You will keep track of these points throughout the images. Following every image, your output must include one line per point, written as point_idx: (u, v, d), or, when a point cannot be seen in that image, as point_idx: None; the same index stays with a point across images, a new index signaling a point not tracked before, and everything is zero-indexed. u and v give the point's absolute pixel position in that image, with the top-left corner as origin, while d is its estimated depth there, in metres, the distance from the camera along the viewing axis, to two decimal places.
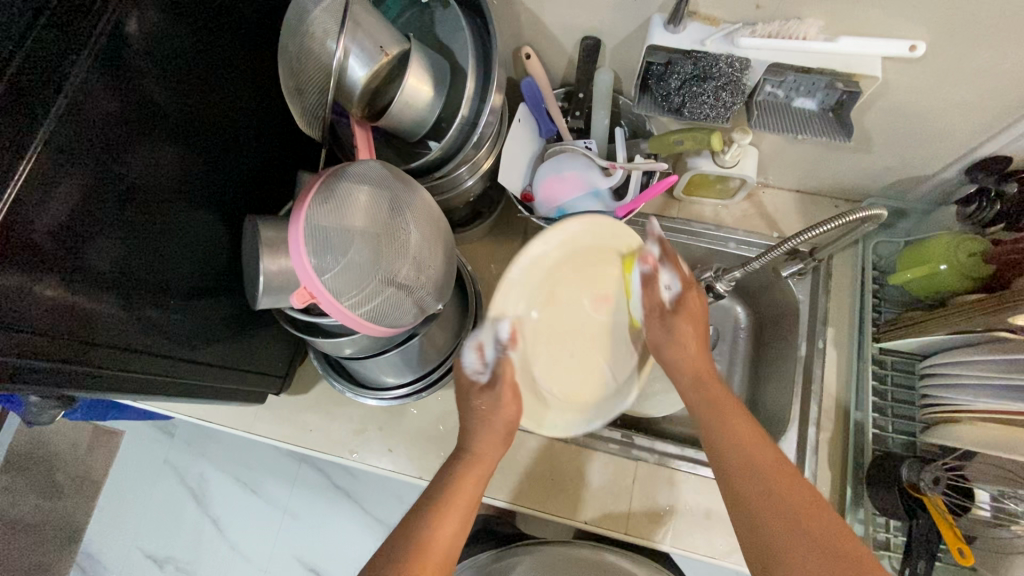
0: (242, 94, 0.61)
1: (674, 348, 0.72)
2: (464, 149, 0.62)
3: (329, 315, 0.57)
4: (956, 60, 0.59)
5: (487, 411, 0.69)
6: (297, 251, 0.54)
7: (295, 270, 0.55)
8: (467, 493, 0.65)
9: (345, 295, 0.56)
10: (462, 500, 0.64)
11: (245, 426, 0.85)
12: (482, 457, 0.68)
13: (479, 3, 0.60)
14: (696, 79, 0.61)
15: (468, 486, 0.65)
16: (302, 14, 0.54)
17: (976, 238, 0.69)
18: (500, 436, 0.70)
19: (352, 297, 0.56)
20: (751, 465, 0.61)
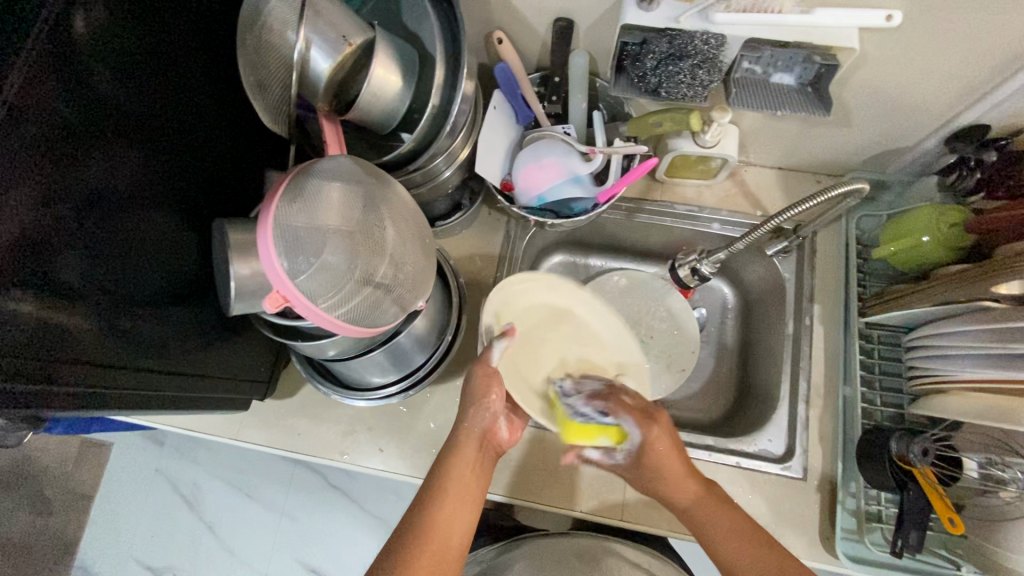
0: (202, 91, 0.58)
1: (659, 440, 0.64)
2: (437, 140, 0.60)
3: (307, 319, 0.55)
4: (934, 27, 0.58)
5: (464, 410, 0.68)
6: (266, 253, 0.52)
7: (266, 274, 0.53)
8: (459, 492, 0.65)
9: (321, 296, 0.54)
10: (456, 488, 0.64)
11: (232, 434, 0.83)
12: (466, 440, 0.67)
13: None
14: (672, 59, 0.60)
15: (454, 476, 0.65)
16: (257, 6, 0.51)
17: (958, 208, 0.69)
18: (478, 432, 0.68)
19: (329, 299, 0.55)
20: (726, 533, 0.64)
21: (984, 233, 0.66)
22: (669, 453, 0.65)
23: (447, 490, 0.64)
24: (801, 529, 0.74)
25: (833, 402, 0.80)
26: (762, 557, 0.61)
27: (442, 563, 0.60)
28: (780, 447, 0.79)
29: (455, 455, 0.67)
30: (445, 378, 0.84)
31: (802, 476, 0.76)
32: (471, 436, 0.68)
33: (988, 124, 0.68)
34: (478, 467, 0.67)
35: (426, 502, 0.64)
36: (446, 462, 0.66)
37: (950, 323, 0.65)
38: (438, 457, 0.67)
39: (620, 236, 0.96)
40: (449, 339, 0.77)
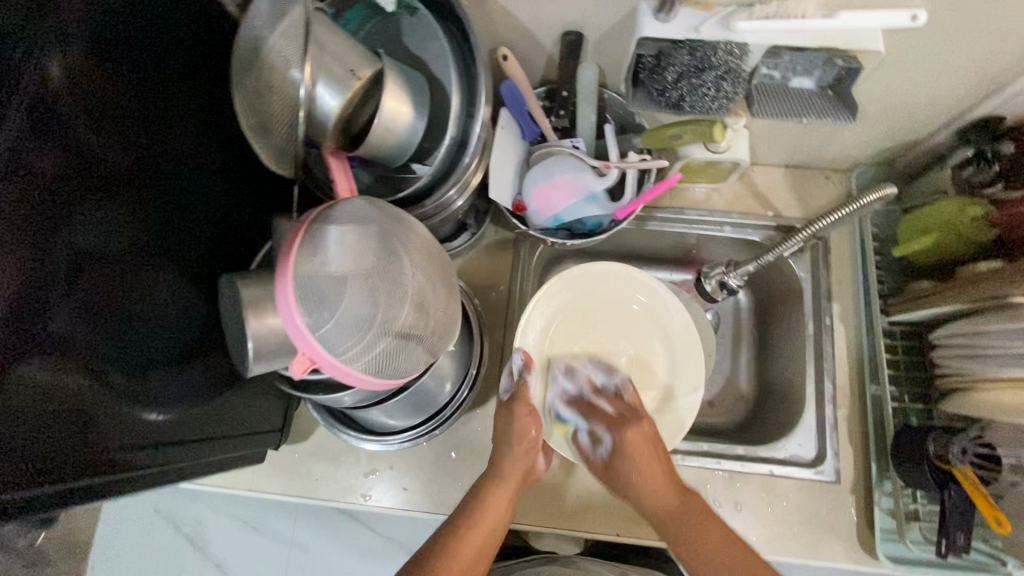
0: (193, 136, 0.54)
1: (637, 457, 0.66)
2: (453, 173, 0.56)
3: (333, 377, 0.51)
4: (958, 23, 0.56)
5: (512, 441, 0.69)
6: (287, 307, 0.49)
7: (288, 332, 0.50)
8: (491, 517, 0.63)
9: (343, 349, 0.51)
10: (492, 519, 0.63)
11: (246, 484, 0.79)
12: (509, 474, 0.67)
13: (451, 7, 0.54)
14: (695, 70, 0.57)
15: (492, 507, 0.64)
16: (255, 43, 0.47)
17: (979, 202, 0.68)
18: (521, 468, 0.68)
19: (351, 350, 0.51)
20: (704, 551, 0.60)
21: (1005, 229, 0.66)
22: (645, 451, 0.66)
23: (478, 514, 0.63)
24: (839, 533, 0.74)
25: (859, 401, 0.80)
26: (648, 454, 0.66)
27: None
28: (810, 450, 0.78)
29: (491, 485, 0.66)
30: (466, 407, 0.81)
31: (835, 479, 0.76)
32: (514, 467, 0.68)
33: (1005, 116, 0.67)
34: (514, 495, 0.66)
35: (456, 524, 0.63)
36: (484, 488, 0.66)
37: (974, 322, 0.64)
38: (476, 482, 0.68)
39: (630, 244, 0.94)
40: (472, 374, 0.75)
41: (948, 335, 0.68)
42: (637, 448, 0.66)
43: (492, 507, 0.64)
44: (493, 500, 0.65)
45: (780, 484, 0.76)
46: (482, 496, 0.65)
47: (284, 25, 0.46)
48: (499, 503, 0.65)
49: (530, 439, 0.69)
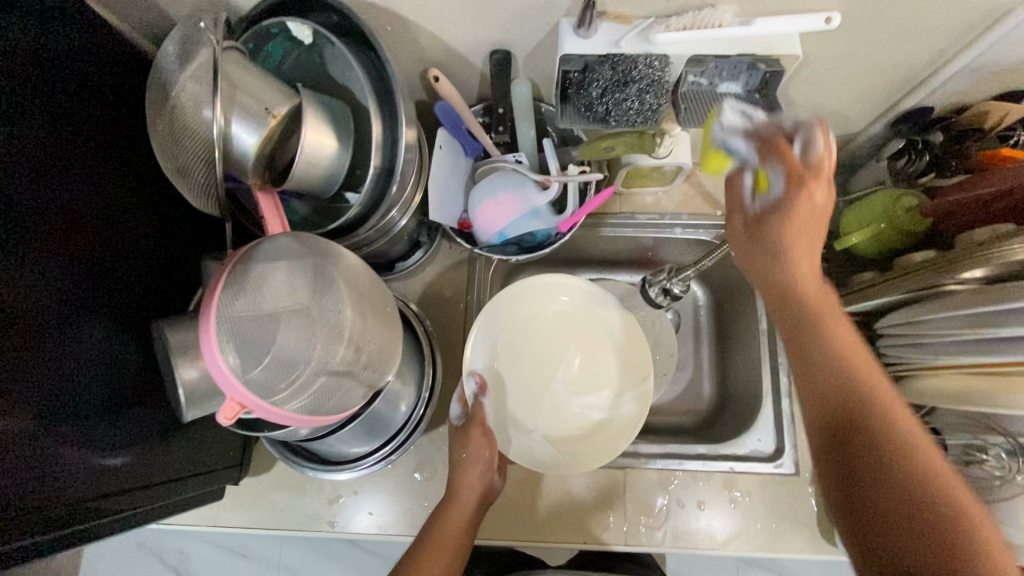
0: (114, 180, 0.53)
1: (787, 229, 0.54)
2: (383, 202, 0.56)
3: (270, 420, 0.51)
4: (873, 24, 0.57)
5: (464, 459, 0.71)
6: (210, 352, 0.48)
7: (215, 375, 0.49)
8: (441, 556, 0.64)
9: (273, 391, 0.50)
10: (452, 539, 0.66)
11: (209, 520, 0.78)
12: (463, 492, 0.69)
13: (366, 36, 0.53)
14: (618, 85, 0.58)
15: (450, 525, 0.67)
16: (165, 87, 0.47)
17: (913, 193, 0.70)
18: (477, 486, 0.70)
19: (281, 392, 0.51)
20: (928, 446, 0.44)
21: (938, 217, 0.68)
22: (813, 267, 0.55)
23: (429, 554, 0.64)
24: (800, 525, 0.75)
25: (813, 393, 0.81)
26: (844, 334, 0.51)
27: None
28: (769, 444, 0.80)
29: (442, 523, 0.67)
30: (428, 426, 0.81)
31: (794, 472, 0.78)
32: (462, 499, 0.69)
33: (931, 107, 0.69)
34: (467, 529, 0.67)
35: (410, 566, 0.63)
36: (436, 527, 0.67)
37: (913, 311, 0.66)
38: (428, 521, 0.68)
39: (586, 251, 0.94)
40: (425, 397, 0.74)
41: (892, 323, 0.69)
42: (813, 198, 0.53)
43: (442, 546, 0.65)
44: (450, 518, 0.67)
45: (741, 480, 0.78)
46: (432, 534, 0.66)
47: (196, 64, 0.46)
48: (447, 539, 0.66)
49: (477, 466, 0.71)
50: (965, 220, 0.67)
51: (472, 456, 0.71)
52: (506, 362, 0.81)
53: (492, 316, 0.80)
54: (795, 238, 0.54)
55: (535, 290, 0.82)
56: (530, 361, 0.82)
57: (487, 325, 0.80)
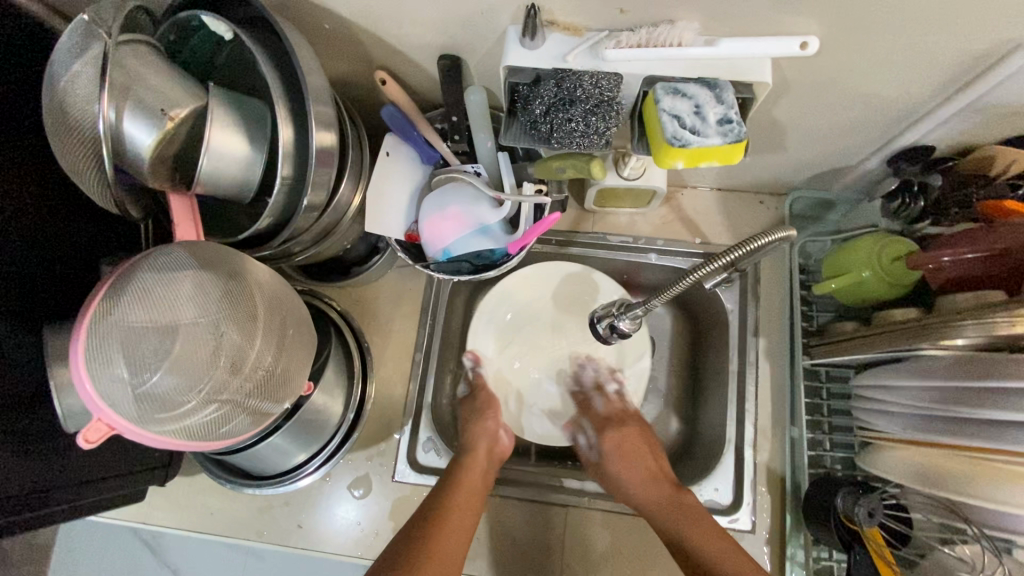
0: (9, 169, 0.50)
1: (614, 459, 0.74)
2: (295, 216, 0.51)
3: (140, 443, 0.47)
4: (857, 51, 0.51)
5: (478, 419, 0.77)
6: (77, 372, 0.44)
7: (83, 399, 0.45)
8: (465, 501, 0.67)
9: (152, 416, 0.47)
10: (474, 482, 0.69)
11: (140, 517, 0.76)
12: (479, 441, 0.74)
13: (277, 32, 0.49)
14: (562, 104, 0.52)
15: (472, 471, 0.70)
16: (56, 84, 0.44)
17: (904, 240, 0.63)
18: (491, 441, 0.75)
19: (161, 418, 0.47)
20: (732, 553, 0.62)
21: (927, 272, 0.61)
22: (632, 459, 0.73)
23: (452, 499, 0.67)
24: None
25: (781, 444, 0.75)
26: (634, 457, 0.74)
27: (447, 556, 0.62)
28: (728, 497, 0.73)
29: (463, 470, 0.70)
30: (368, 442, 0.78)
31: (751, 528, 0.72)
32: (481, 449, 0.73)
33: (931, 145, 0.62)
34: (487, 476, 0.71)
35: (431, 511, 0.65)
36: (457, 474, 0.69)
37: (889, 373, 0.60)
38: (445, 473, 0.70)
39: (556, 269, 0.89)
40: (350, 417, 0.70)
41: (863, 380, 0.63)
42: (623, 441, 0.75)
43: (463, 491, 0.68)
44: (472, 467, 0.70)
45: None
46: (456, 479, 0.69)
47: (86, 55, 0.44)
48: (470, 483, 0.69)
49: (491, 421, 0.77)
50: (952, 279, 0.60)
51: (486, 416, 0.77)
52: (510, 339, 0.86)
53: (496, 297, 0.85)
54: (616, 448, 0.75)
55: (544, 272, 0.84)
56: (535, 339, 0.86)
57: (495, 302, 0.85)
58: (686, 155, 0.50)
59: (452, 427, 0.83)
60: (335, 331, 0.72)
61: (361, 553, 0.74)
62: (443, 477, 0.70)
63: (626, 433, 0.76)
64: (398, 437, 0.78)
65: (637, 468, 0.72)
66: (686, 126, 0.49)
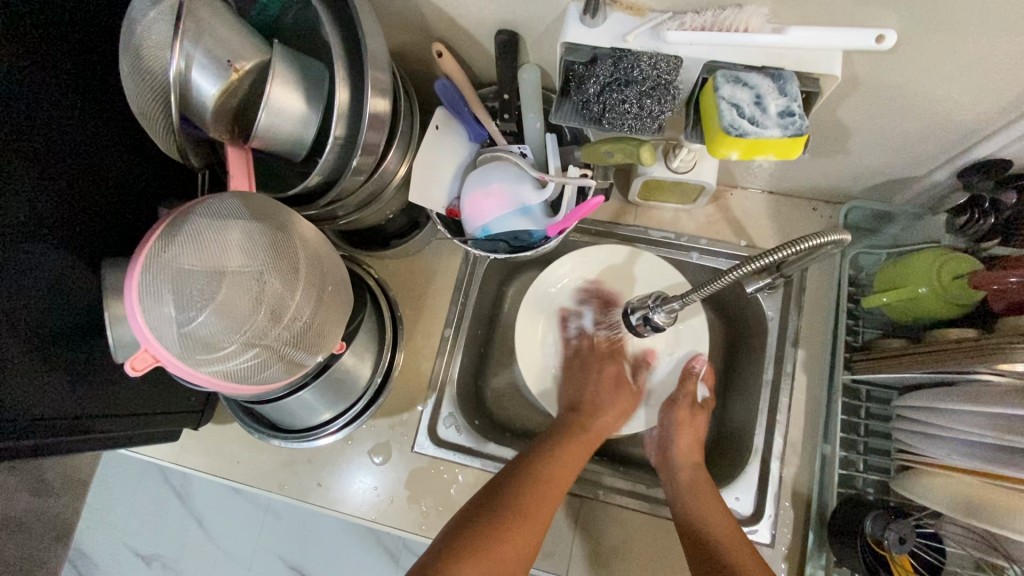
0: (79, 107, 0.52)
1: (683, 438, 0.73)
2: (343, 177, 0.52)
3: (181, 378, 0.50)
4: (937, 50, 0.48)
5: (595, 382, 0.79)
6: (130, 304, 0.47)
7: (134, 330, 0.48)
8: (563, 480, 0.66)
9: (192, 353, 0.49)
10: (579, 450, 0.70)
11: (172, 457, 0.80)
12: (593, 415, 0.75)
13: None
14: (617, 84, 0.51)
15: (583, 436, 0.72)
16: (131, 28, 0.46)
17: (967, 257, 0.60)
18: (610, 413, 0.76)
19: (201, 356, 0.49)
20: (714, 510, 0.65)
21: (991, 293, 0.57)
22: (691, 443, 0.73)
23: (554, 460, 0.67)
24: None
25: (811, 460, 0.72)
26: (690, 444, 0.73)
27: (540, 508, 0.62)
28: (748, 506, 0.72)
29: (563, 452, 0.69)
30: (391, 410, 0.79)
31: (769, 542, 0.70)
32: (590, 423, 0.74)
33: (1009, 159, 0.58)
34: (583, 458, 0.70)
35: (529, 483, 0.64)
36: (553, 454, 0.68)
37: (939, 397, 0.56)
38: (541, 449, 0.69)
39: None
40: (377, 383, 0.71)
41: (913, 405, 0.60)
42: (682, 423, 0.75)
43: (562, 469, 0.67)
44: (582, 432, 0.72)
45: None
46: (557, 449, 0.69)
47: (162, 5, 0.46)
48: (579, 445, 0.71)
49: (614, 411, 0.76)
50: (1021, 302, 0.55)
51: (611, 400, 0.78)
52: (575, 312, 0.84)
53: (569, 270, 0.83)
54: (682, 441, 0.73)
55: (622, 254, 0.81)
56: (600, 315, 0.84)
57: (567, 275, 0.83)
58: (742, 146, 0.48)
59: (474, 405, 0.84)
60: (370, 297, 0.73)
61: (374, 518, 0.75)
62: (534, 451, 0.69)
63: (682, 410, 0.76)
64: (420, 409, 0.79)
65: (681, 445, 0.73)
66: (745, 116, 0.48)
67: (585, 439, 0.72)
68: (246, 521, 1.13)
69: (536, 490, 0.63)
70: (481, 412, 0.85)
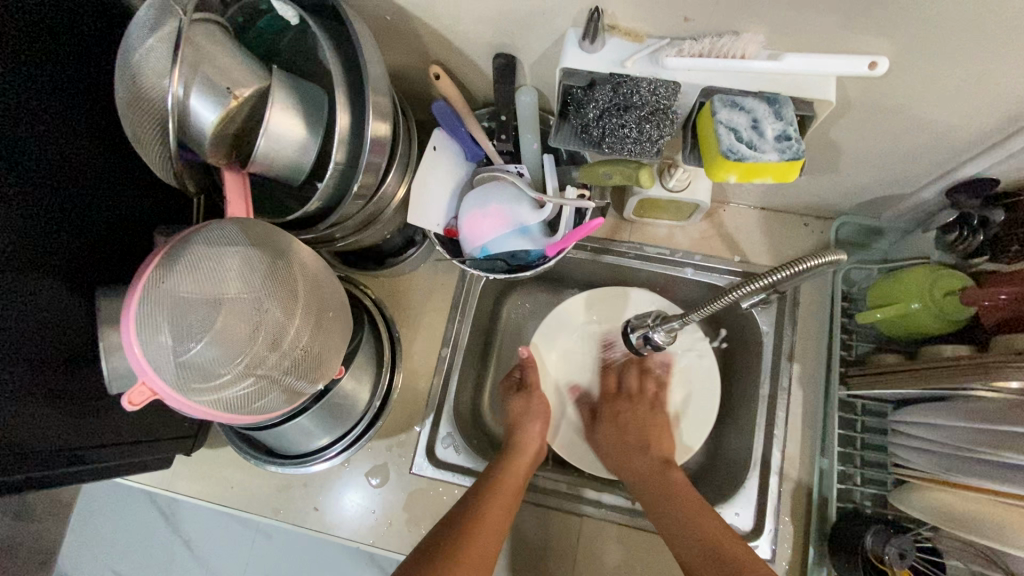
0: (72, 134, 0.51)
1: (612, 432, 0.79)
2: (343, 203, 0.52)
3: (178, 410, 0.49)
4: (926, 75, 0.49)
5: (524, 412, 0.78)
6: (127, 338, 0.46)
7: (131, 363, 0.47)
8: (500, 507, 0.65)
9: (190, 383, 0.48)
10: (514, 478, 0.69)
11: (164, 483, 0.78)
12: (524, 445, 0.74)
13: (341, 18, 0.50)
14: (616, 109, 0.52)
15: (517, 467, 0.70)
16: (128, 55, 0.46)
17: (957, 273, 0.61)
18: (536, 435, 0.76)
19: (199, 387, 0.48)
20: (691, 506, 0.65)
21: (982, 309, 0.59)
22: (627, 429, 0.78)
23: (495, 495, 0.66)
24: None
25: (808, 474, 0.72)
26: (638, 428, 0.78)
27: (485, 550, 0.61)
28: (748, 522, 0.72)
29: (503, 476, 0.68)
30: (387, 431, 0.78)
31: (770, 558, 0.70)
32: (524, 453, 0.73)
33: (995, 178, 0.59)
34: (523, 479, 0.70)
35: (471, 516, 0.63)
36: (493, 480, 0.68)
37: (936, 413, 0.57)
38: (482, 479, 0.68)
39: (590, 276, 0.89)
40: (376, 406, 0.71)
41: (909, 420, 0.61)
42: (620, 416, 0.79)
43: (500, 494, 0.66)
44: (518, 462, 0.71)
45: None
46: (494, 478, 0.68)
47: (160, 32, 0.45)
48: (515, 474, 0.69)
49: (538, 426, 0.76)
50: (1010, 317, 0.58)
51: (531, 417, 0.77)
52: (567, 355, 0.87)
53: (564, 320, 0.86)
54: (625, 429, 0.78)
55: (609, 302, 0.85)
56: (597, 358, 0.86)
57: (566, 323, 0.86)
58: (740, 170, 0.49)
59: (472, 424, 0.83)
60: (368, 317, 0.73)
61: (372, 541, 0.74)
62: (473, 488, 0.67)
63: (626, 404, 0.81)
64: (418, 430, 0.78)
65: (628, 443, 0.76)
66: (743, 140, 0.49)
67: (523, 460, 0.72)
68: (237, 544, 1.10)
69: (482, 532, 0.62)
70: (479, 431, 0.84)
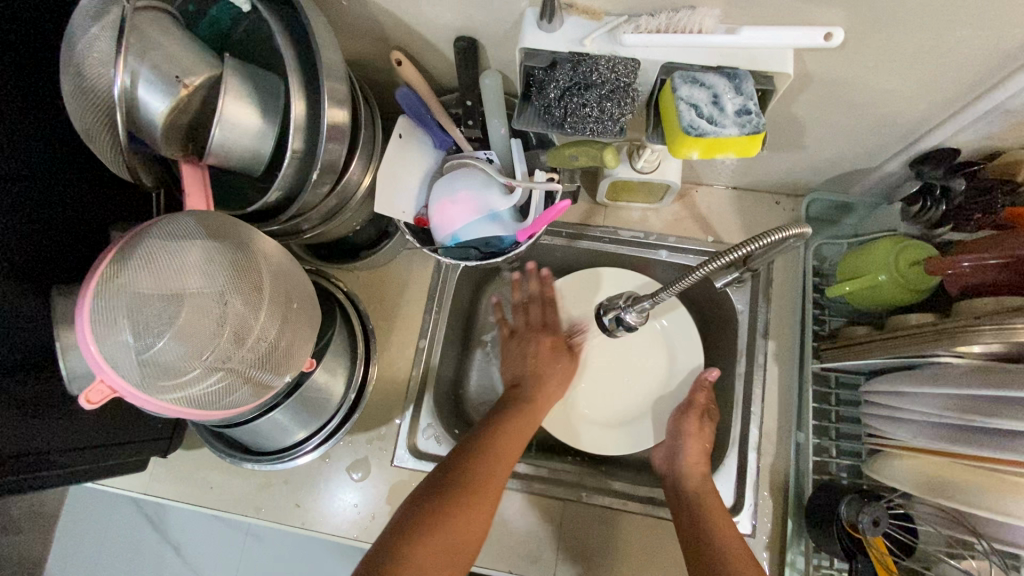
0: (20, 130, 0.50)
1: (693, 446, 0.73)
2: (304, 192, 0.51)
3: (141, 407, 0.47)
4: (882, 46, 0.49)
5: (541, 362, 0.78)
6: (82, 333, 0.45)
7: (87, 361, 0.46)
8: (507, 448, 0.66)
9: (152, 380, 0.47)
10: (521, 427, 0.69)
11: (142, 487, 0.77)
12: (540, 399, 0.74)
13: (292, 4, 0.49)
14: (577, 88, 0.52)
15: (527, 420, 0.71)
16: (70, 44, 0.45)
17: (919, 244, 0.62)
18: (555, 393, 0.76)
19: (163, 383, 0.47)
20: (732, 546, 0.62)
21: (946, 277, 0.59)
22: (699, 446, 0.72)
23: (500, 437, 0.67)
24: None
25: (787, 449, 0.73)
26: (700, 444, 0.73)
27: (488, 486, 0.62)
28: (728, 498, 0.73)
29: (514, 424, 0.69)
30: (366, 425, 0.78)
31: (751, 533, 0.70)
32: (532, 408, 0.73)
33: (957, 148, 0.59)
34: (524, 436, 0.69)
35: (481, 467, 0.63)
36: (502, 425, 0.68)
37: (904, 381, 0.58)
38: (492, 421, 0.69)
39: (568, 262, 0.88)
40: (351, 398, 0.70)
41: (879, 390, 0.62)
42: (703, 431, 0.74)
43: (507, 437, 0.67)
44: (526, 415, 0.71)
45: None
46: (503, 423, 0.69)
47: (103, 20, 0.44)
48: (521, 424, 0.70)
49: (557, 382, 0.77)
50: (974, 285, 0.58)
51: (552, 370, 0.78)
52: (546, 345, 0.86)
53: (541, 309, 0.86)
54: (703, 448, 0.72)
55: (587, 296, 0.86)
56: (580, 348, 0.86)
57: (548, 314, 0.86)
58: (702, 145, 0.49)
59: (453, 414, 0.83)
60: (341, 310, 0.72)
61: (356, 535, 0.74)
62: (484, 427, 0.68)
63: (691, 420, 0.75)
64: (398, 422, 0.78)
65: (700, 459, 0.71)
66: (703, 115, 0.49)
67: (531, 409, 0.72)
68: (225, 546, 1.09)
69: (486, 467, 0.63)
70: (461, 421, 0.84)
